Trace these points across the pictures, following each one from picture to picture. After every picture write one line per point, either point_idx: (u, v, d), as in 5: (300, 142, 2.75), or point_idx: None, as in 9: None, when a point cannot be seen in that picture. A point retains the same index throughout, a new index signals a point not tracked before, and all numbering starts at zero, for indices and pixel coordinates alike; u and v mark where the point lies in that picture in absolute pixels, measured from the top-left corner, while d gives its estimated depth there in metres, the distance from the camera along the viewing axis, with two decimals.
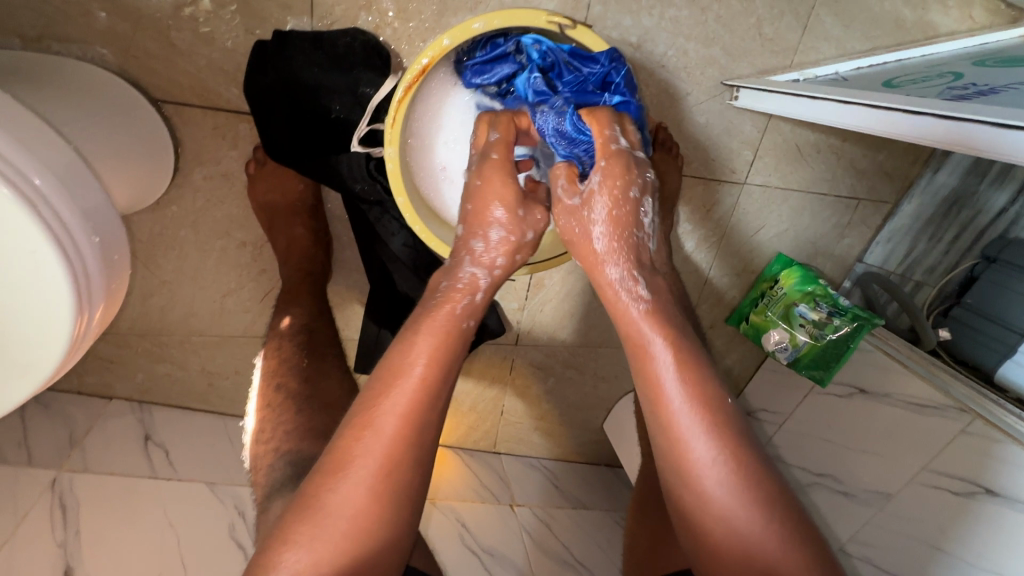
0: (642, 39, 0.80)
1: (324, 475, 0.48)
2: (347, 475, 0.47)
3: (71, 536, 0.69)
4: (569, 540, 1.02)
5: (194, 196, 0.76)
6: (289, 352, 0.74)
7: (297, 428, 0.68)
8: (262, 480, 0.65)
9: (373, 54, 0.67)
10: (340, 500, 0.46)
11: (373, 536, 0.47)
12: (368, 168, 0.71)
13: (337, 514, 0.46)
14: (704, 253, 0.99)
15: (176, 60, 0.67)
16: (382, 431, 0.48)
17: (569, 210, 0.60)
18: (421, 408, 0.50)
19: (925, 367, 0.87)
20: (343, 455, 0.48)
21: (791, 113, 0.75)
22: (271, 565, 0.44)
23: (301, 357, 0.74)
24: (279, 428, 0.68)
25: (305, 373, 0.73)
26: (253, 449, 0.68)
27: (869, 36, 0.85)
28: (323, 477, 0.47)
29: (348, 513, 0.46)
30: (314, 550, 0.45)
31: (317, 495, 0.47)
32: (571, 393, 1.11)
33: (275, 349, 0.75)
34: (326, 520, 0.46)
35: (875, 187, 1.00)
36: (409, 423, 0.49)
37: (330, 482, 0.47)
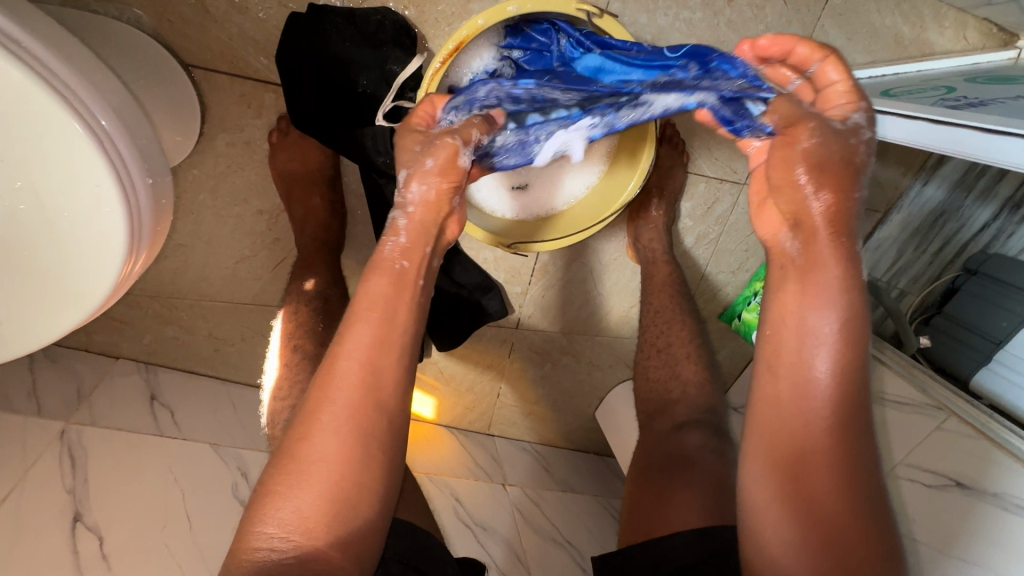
0: (656, 37, 0.83)
1: (295, 432, 0.50)
2: (318, 425, 0.49)
3: (80, 484, 0.70)
4: (557, 520, 1.05)
5: (216, 161, 0.77)
6: (304, 316, 0.79)
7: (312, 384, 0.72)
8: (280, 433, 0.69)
9: (401, 33, 0.70)
10: (312, 447, 0.49)
11: (359, 477, 0.49)
12: (392, 141, 0.73)
13: (311, 460, 0.48)
14: (702, 249, 1.02)
15: (209, 27, 0.69)
16: (344, 379, 0.50)
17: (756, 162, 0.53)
18: (373, 351, 0.51)
19: (908, 369, 0.93)
20: (309, 410, 0.50)
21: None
22: (259, 517, 0.47)
23: (317, 322, 0.79)
24: (296, 386, 0.73)
25: (320, 337, 0.78)
26: (272, 405, 0.73)
27: (870, 50, 0.90)
28: (295, 431, 0.50)
29: (321, 457, 0.48)
30: (297, 497, 0.47)
31: (292, 447, 0.49)
32: (566, 380, 1.14)
33: (294, 313, 0.80)
34: (304, 470, 0.48)
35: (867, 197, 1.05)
36: (365, 370, 0.51)
37: (305, 434, 0.49)
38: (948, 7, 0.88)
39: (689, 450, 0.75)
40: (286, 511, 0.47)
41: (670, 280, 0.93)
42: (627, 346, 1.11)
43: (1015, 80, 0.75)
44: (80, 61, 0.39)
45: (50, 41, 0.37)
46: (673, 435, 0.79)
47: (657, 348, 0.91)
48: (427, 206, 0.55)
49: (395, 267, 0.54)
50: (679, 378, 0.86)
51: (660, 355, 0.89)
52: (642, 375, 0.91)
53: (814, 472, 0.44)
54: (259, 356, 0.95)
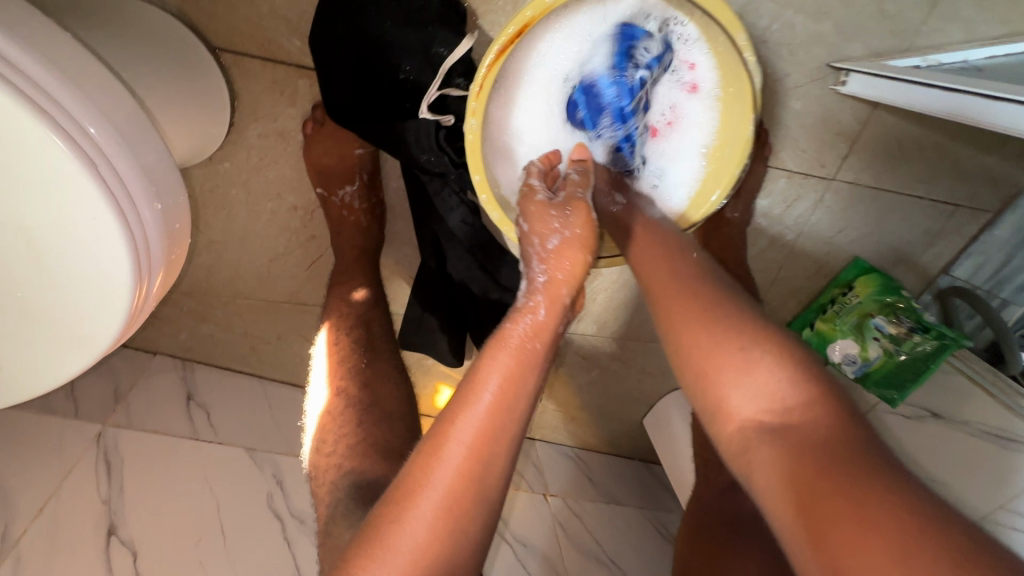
0: (743, 9, 0.72)
1: (382, 513, 0.39)
2: (414, 510, 0.38)
3: (115, 494, 0.68)
4: (601, 535, 1.01)
5: (248, 154, 0.71)
6: (347, 345, 0.72)
7: (359, 440, 0.64)
8: (324, 498, 0.59)
9: (449, 10, 0.61)
10: (404, 543, 0.37)
11: None
12: (437, 138, 0.65)
13: (400, 557, 0.37)
14: (776, 250, 0.93)
15: (237, 5, 0.62)
16: (449, 463, 0.39)
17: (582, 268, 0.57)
18: (488, 436, 0.41)
19: (1012, 397, 0.79)
20: (405, 488, 0.39)
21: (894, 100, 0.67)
22: None
23: (359, 355, 0.71)
24: (340, 442, 0.64)
25: (365, 374, 0.70)
26: (315, 458, 0.64)
27: (1009, 20, 0.74)
28: (383, 515, 0.38)
29: (412, 558, 0.37)
30: None
31: (375, 534, 0.38)
32: (615, 386, 1.06)
33: (337, 341, 0.72)
34: (390, 563, 0.36)
35: (979, 193, 0.88)
36: (477, 455, 0.40)
37: (394, 521, 0.38)
38: None
39: None
40: None
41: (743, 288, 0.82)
42: None
43: None
44: (66, 62, 0.33)
45: (48, 53, 0.32)
46: None
47: None
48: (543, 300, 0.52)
49: (526, 346, 0.47)
50: None
51: None
52: None
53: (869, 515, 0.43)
54: (295, 354, 0.90)
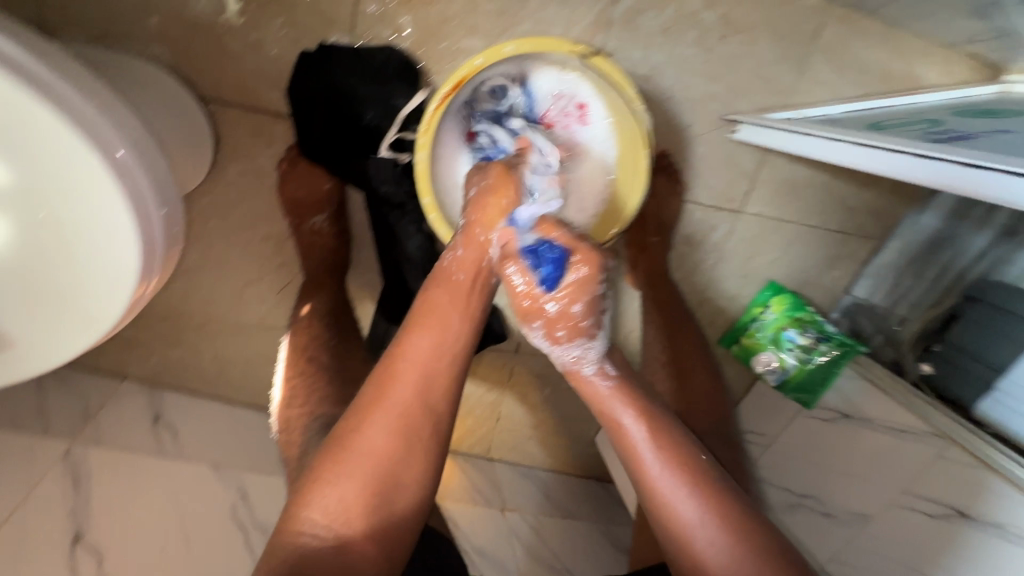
0: (651, 73, 0.88)
1: (348, 421, 0.53)
2: (369, 419, 0.52)
3: (82, 504, 0.71)
4: (557, 548, 1.06)
5: (227, 188, 0.81)
6: (318, 330, 0.79)
7: (328, 395, 0.73)
8: (297, 437, 0.68)
9: (406, 71, 0.74)
10: (362, 441, 0.51)
11: (398, 467, 0.51)
12: (395, 172, 0.77)
13: (359, 452, 0.51)
14: (700, 273, 1.06)
15: (226, 64, 0.73)
16: (396, 378, 0.53)
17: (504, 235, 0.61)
18: (427, 358, 0.55)
19: (905, 395, 0.90)
20: (364, 401, 0.53)
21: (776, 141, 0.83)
22: (306, 502, 0.50)
23: (329, 336, 0.79)
24: (312, 395, 0.73)
25: (333, 349, 0.78)
26: (285, 412, 0.72)
27: (860, 83, 0.93)
28: (349, 420, 0.52)
29: (369, 451, 0.51)
30: (341, 484, 0.49)
31: (342, 437, 0.52)
32: (567, 405, 1.14)
33: (302, 335, 0.79)
34: (352, 457, 0.51)
35: (862, 224, 1.05)
36: (418, 372, 0.54)
37: (355, 428, 0.52)
38: (934, 43, 0.91)
39: None
40: (333, 496, 0.49)
41: None
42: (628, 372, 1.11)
43: (999, 114, 0.77)
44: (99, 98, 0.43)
45: (85, 90, 0.42)
46: None
47: None
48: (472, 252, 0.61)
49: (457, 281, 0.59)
50: None
51: None
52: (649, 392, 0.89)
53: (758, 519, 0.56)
54: (263, 377, 0.95)
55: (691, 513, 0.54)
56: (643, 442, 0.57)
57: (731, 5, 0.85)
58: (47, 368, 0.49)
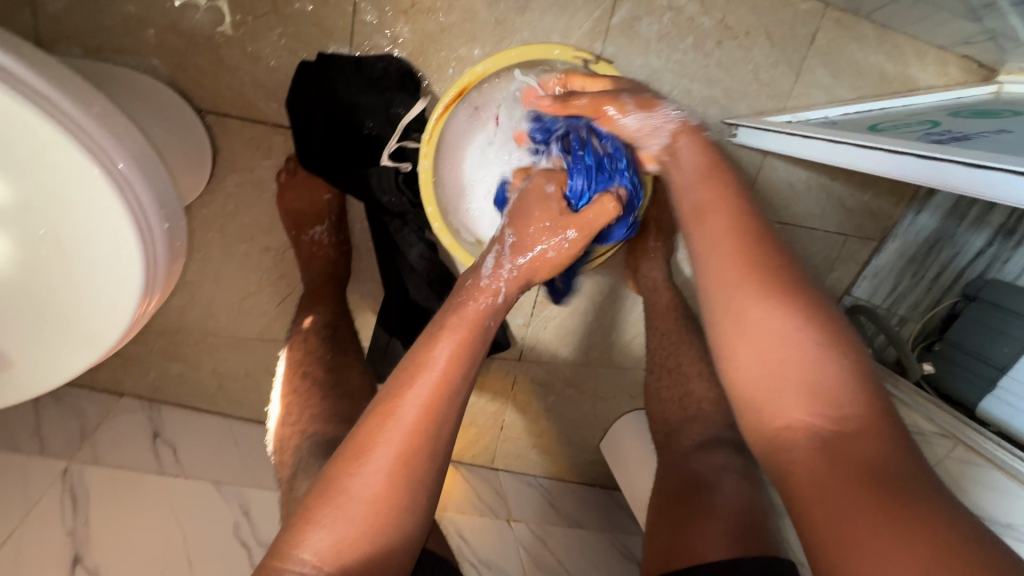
0: (650, 78, 0.88)
1: (347, 455, 0.49)
2: (369, 459, 0.48)
3: (80, 525, 0.70)
4: (564, 557, 1.04)
5: (226, 200, 0.80)
6: (314, 343, 0.77)
7: (322, 411, 0.70)
8: (289, 460, 0.66)
9: (406, 79, 0.74)
10: (360, 483, 0.48)
11: (394, 515, 0.48)
12: (397, 180, 0.77)
13: (357, 494, 0.47)
14: None
15: (223, 76, 0.73)
16: (403, 419, 0.50)
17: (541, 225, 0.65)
18: (436, 396, 0.51)
19: (911, 397, 0.89)
20: (365, 435, 0.50)
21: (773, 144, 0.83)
22: (297, 541, 0.46)
23: (326, 348, 0.77)
24: (305, 411, 0.70)
25: (330, 363, 0.75)
26: (280, 431, 0.70)
27: (856, 86, 0.93)
28: (349, 458, 0.49)
29: (367, 494, 0.47)
30: (334, 527, 0.46)
31: (341, 473, 0.48)
32: (571, 412, 1.14)
33: (302, 344, 0.77)
34: (349, 499, 0.47)
35: (862, 225, 1.05)
36: (424, 410, 0.50)
37: (354, 466, 0.49)
38: (929, 45, 0.92)
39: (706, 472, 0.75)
40: (327, 539, 0.46)
41: (673, 305, 0.93)
42: (631, 377, 1.10)
43: (997, 114, 0.77)
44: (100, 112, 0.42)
45: (85, 104, 0.41)
46: (694, 454, 0.78)
47: (667, 369, 0.88)
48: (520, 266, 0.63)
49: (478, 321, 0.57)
50: (693, 396, 0.83)
51: (672, 375, 0.86)
52: (654, 397, 0.88)
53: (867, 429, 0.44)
54: (262, 391, 0.94)
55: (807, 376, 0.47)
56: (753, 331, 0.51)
57: (727, 11, 0.86)
58: (47, 389, 0.49)
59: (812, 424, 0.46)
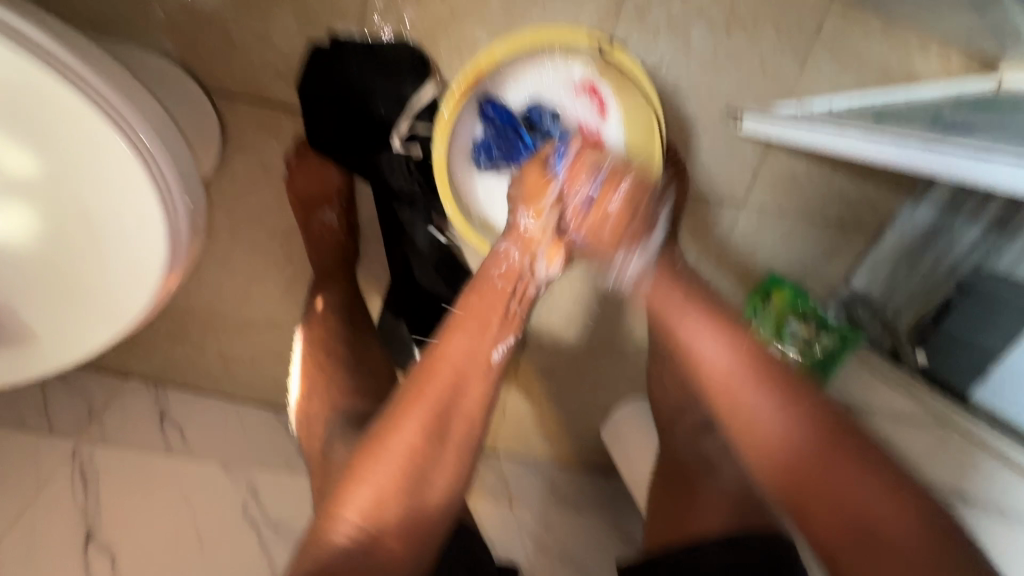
0: (658, 65, 0.88)
1: (384, 419, 0.51)
2: (405, 419, 0.50)
3: (91, 503, 0.72)
4: (566, 540, 1.06)
5: (233, 183, 0.80)
6: (333, 323, 0.79)
7: (347, 390, 0.72)
8: (318, 434, 0.66)
9: (416, 62, 0.74)
10: (398, 440, 0.49)
11: (432, 471, 0.50)
12: (407, 165, 0.77)
13: (396, 451, 0.49)
14: (704, 267, 1.06)
15: (232, 56, 0.72)
16: (438, 380, 0.52)
17: (518, 258, 0.60)
18: (466, 359, 0.54)
19: (904, 386, 0.93)
20: (402, 398, 0.51)
21: (774, 137, 0.84)
22: (341, 498, 0.48)
23: (347, 330, 0.79)
24: (332, 389, 0.72)
25: (352, 343, 0.78)
26: (303, 408, 0.71)
27: (860, 77, 0.94)
28: (385, 418, 0.51)
29: (405, 451, 0.49)
30: (377, 483, 0.48)
31: (379, 436, 0.50)
32: (573, 399, 1.15)
33: (320, 325, 0.79)
34: (388, 456, 0.49)
35: (862, 216, 1.06)
36: (457, 374, 0.53)
37: (390, 426, 0.50)
38: (932, 37, 0.93)
39: (709, 455, 0.77)
40: (367, 495, 0.48)
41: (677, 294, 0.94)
42: (632, 364, 1.12)
43: (998, 107, 0.78)
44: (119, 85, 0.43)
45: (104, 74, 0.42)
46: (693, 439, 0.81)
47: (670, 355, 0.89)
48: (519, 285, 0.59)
49: (497, 293, 0.58)
50: None
51: None
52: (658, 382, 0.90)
53: (872, 530, 0.48)
54: (270, 375, 0.95)
55: (768, 412, 0.54)
56: (742, 382, 0.56)
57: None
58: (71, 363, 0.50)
59: (818, 509, 0.50)
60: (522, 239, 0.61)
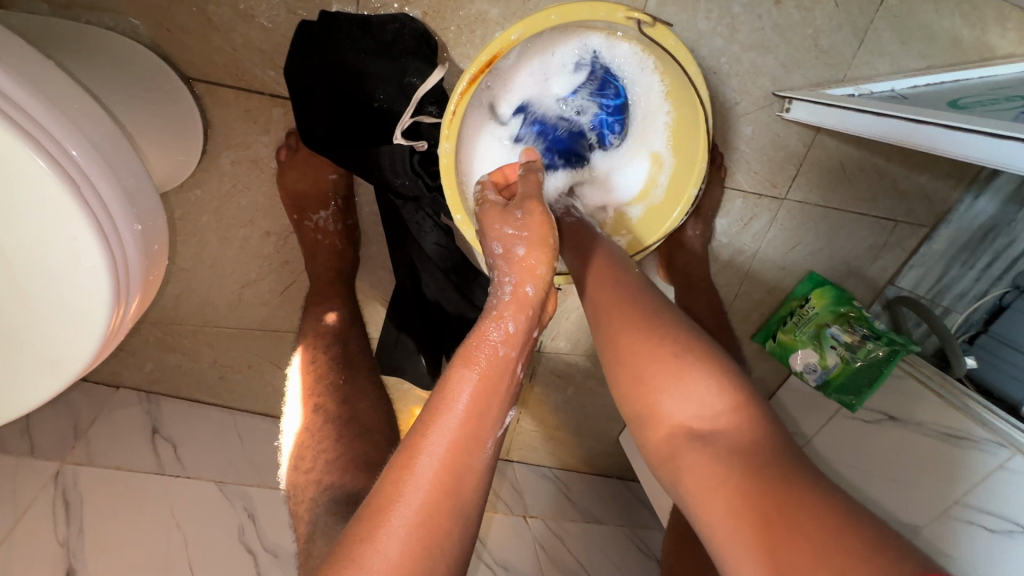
0: (695, 43, 0.78)
1: (358, 527, 0.39)
2: (384, 529, 0.39)
3: (74, 534, 0.65)
4: (582, 554, 1.01)
5: (220, 181, 0.72)
6: (325, 362, 0.70)
7: (339, 454, 0.62)
8: (304, 515, 0.57)
9: (421, 42, 0.64)
10: (375, 560, 0.38)
11: None
12: (411, 162, 0.68)
13: (371, 574, 0.37)
14: (738, 266, 0.97)
15: (212, 38, 0.64)
16: (423, 475, 0.40)
17: (512, 304, 0.50)
18: (460, 445, 0.42)
19: (960, 396, 0.79)
20: (379, 498, 0.40)
21: (829, 122, 0.74)
22: None
23: (339, 372, 0.70)
24: (320, 457, 0.62)
25: (343, 392, 0.68)
26: (291, 475, 0.62)
27: (926, 54, 0.82)
28: (358, 528, 0.39)
29: (384, 574, 0.37)
30: None
31: (352, 549, 0.38)
32: (590, 404, 1.08)
33: (314, 354, 0.71)
34: None
35: (914, 210, 0.96)
36: (449, 465, 0.41)
37: (366, 540, 0.38)
38: (1012, 7, 0.80)
39: None
40: None
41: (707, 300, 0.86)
42: None
43: None
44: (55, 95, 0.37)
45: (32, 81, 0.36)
46: None
47: None
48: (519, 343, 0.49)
49: (495, 355, 0.47)
50: None
51: None
52: None
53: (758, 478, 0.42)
54: (267, 383, 0.88)
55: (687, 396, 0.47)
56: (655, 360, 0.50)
57: None
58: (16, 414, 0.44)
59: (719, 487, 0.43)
60: (520, 268, 0.53)
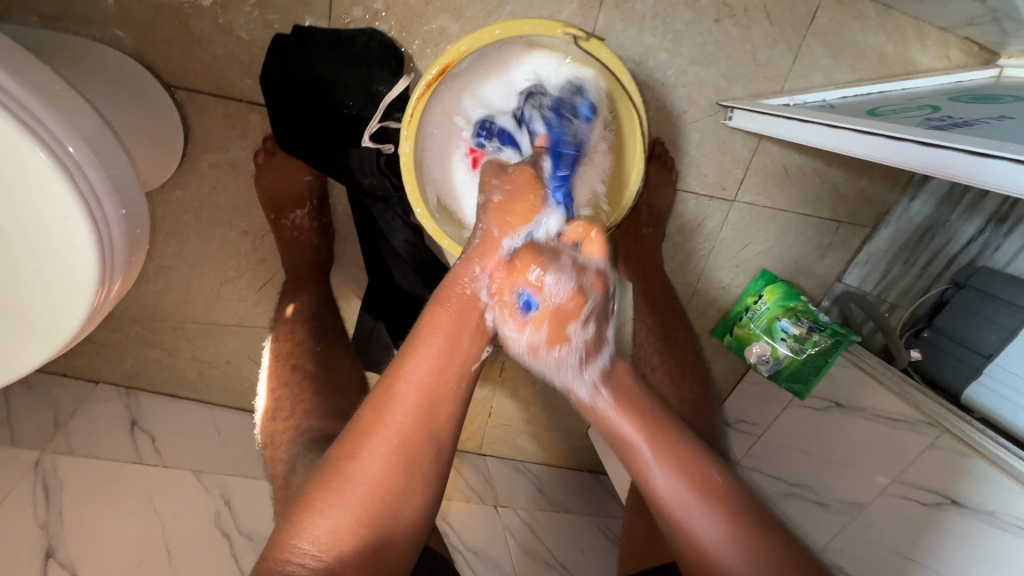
0: (644, 56, 0.85)
1: (346, 443, 0.49)
2: (368, 447, 0.48)
3: (53, 517, 0.69)
4: (552, 542, 1.05)
5: (200, 182, 0.76)
6: (300, 334, 0.75)
7: (319, 405, 0.68)
8: (282, 456, 0.64)
9: (387, 54, 0.70)
10: (361, 470, 0.47)
11: (397, 498, 0.48)
12: (379, 163, 0.74)
13: (358, 481, 0.47)
14: (695, 264, 1.03)
15: (192, 48, 0.69)
16: (402, 403, 0.49)
17: (486, 252, 0.55)
18: (434, 376, 0.51)
19: (896, 382, 0.83)
20: (363, 422, 0.49)
21: (766, 128, 0.81)
22: (295, 532, 0.45)
23: (315, 341, 0.75)
24: (299, 406, 0.68)
25: (320, 356, 0.74)
26: (269, 428, 0.68)
27: (856, 68, 0.90)
28: (346, 446, 0.48)
29: (369, 481, 0.47)
30: (337, 514, 0.46)
31: (339, 464, 0.48)
32: (560, 398, 1.12)
33: (287, 334, 0.75)
34: (346, 485, 0.47)
35: (855, 211, 1.03)
36: (423, 394, 0.50)
37: (354, 454, 0.48)
38: (930, 26, 0.89)
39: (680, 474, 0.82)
40: (325, 527, 0.45)
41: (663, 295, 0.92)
42: None
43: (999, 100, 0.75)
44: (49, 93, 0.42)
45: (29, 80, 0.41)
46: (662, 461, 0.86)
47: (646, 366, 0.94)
48: (493, 293, 0.54)
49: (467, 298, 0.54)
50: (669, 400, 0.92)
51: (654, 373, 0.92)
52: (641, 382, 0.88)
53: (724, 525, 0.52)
54: (245, 378, 0.91)
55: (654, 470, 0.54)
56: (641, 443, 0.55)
57: None
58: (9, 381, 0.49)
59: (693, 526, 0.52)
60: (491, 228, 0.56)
